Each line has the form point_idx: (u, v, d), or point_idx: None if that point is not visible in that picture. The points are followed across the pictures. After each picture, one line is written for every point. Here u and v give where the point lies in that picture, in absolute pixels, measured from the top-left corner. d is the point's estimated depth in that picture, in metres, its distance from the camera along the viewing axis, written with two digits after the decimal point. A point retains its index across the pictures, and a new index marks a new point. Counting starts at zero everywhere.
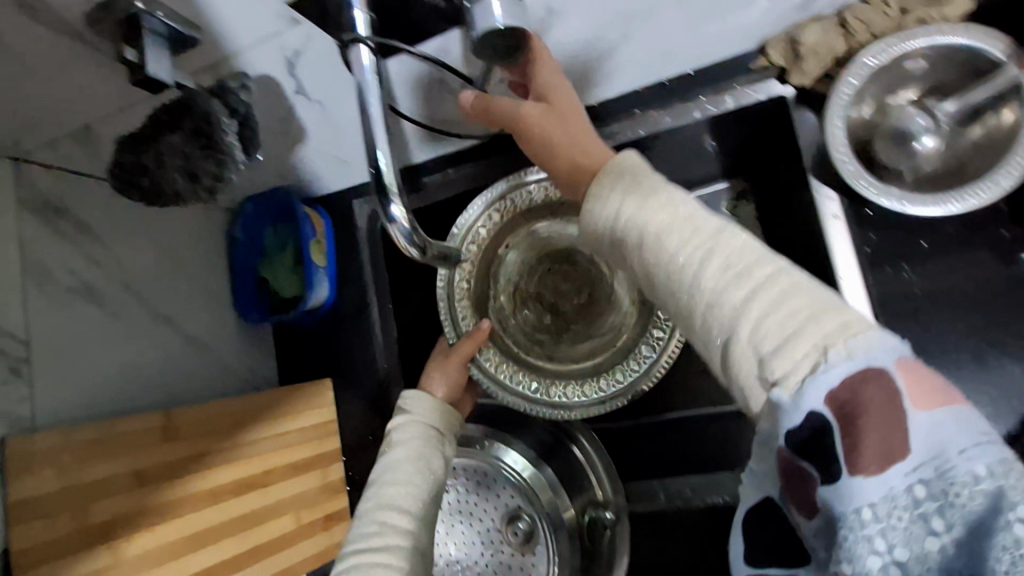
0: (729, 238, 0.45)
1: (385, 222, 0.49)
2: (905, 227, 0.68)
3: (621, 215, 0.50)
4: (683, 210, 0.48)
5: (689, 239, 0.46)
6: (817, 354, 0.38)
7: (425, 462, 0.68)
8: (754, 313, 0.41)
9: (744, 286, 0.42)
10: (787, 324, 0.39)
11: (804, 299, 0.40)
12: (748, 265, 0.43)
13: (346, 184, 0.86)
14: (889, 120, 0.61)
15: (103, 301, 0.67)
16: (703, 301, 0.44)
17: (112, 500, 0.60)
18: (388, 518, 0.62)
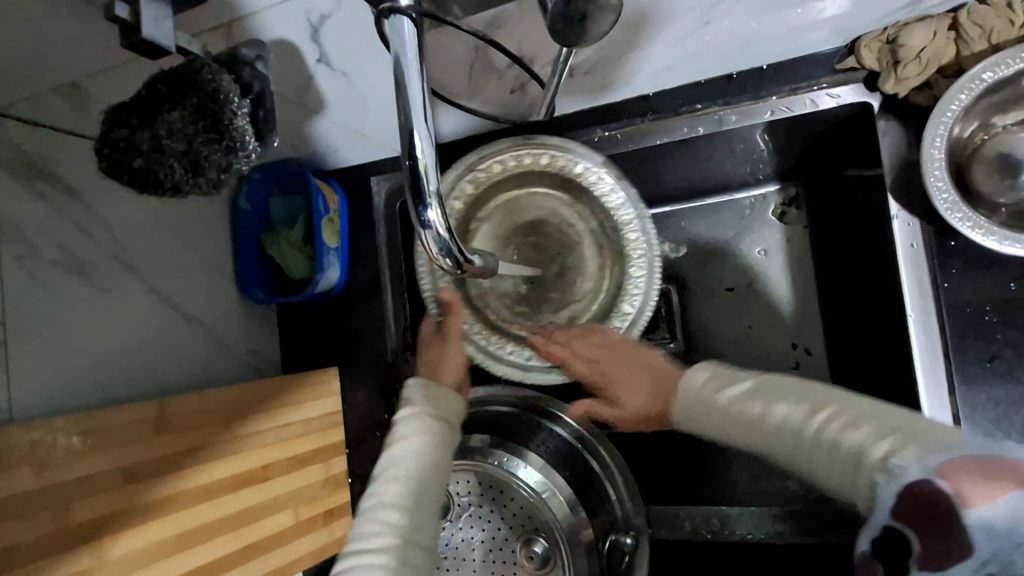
0: (781, 404, 0.51)
1: (417, 229, 0.42)
2: (994, 261, 0.60)
3: (707, 419, 0.57)
4: (753, 385, 0.55)
5: (756, 416, 0.52)
6: (876, 469, 0.42)
7: (432, 459, 0.62)
8: (825, 445, 0.46)
9: (806, 438, 0.48)
10: (854, 447, 0.44)
11: (861, 418, 0.46)
12: (815, 414, 0.48)
13: (363, 159, 0.79)
14: (994, 143, 0.56)
15: (92, 275, 0.60)
16: (798, 459, 0.49)
17: (96, 499, 0.54)
18: (389, 517, 0.56)
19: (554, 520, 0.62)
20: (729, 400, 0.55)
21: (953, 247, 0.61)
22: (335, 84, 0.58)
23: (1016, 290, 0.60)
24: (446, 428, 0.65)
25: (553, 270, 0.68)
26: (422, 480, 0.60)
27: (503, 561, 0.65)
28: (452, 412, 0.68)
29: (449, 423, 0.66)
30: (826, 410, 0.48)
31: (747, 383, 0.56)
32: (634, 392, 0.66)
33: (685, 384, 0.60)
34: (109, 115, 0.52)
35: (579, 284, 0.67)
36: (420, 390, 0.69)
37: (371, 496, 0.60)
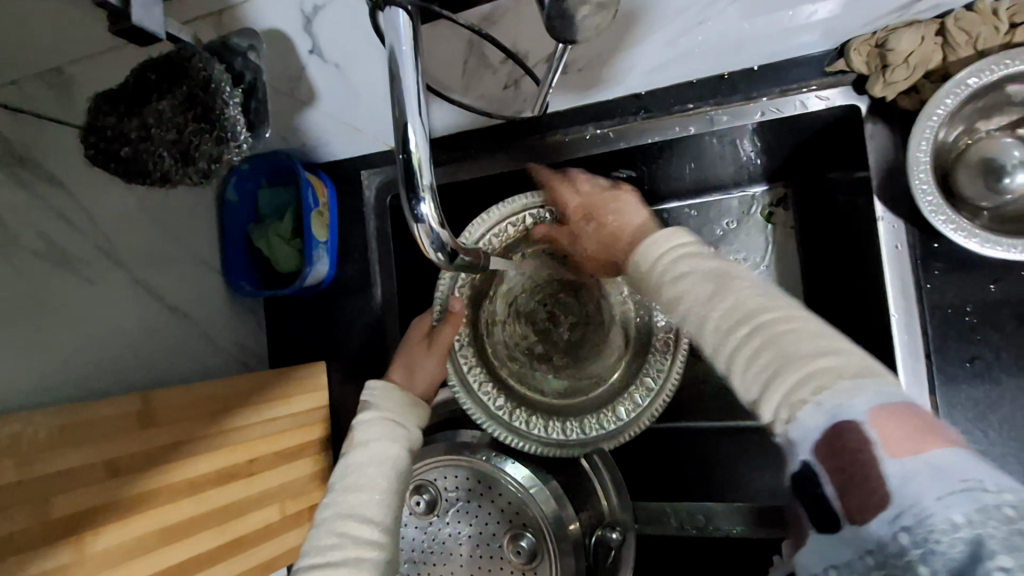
0: (733, 295, 0.43)
1: (410, 222, 0.42)
2: (977, 264, 0.61)
3: (651, 289, 0.50)
4: (697, 268, 0.47)
5: (695, 300, 0.45)
6: (790, 405, 0.37)
7: (396, 450, 0.59)
8: (750, 363, 0.40)
9: (748, 337, 0.41)
10: (766, 369, 0.39)
11: (805, 342, 0.39)
12: (743, 323, 0.41)
13: (353, 153, 0.79)
14: (977, 149, 0.56)
15: (74, 266, 0.59)
16: (712, 349, 0.43)
17: (78, 493, 0.54)
18: (350, 529, 0.53)
19: (541, 515, 0.63)
20: (669, 276, 0.48)
21: (937, 249, 0.62)
22: (328, 78, 0.57)
23: (996, 292, 0.61)
24: (404, 437, 0.61)
25: (559, 345, 0.72)
26: (382, 488, 0.56)
27: (490, 556, 0.64)
28: (417, 422, 0.64)
29: (405, 427, 0.62)
30: (771, 322, 0.41)
31: (696, 265, 0.47)
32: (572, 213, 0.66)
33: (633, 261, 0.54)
34: (97, 100, 0.51)
35: (590, 360, 0.70)
36: (383, 395, 0.64)
37: (326, 504, 0.56)
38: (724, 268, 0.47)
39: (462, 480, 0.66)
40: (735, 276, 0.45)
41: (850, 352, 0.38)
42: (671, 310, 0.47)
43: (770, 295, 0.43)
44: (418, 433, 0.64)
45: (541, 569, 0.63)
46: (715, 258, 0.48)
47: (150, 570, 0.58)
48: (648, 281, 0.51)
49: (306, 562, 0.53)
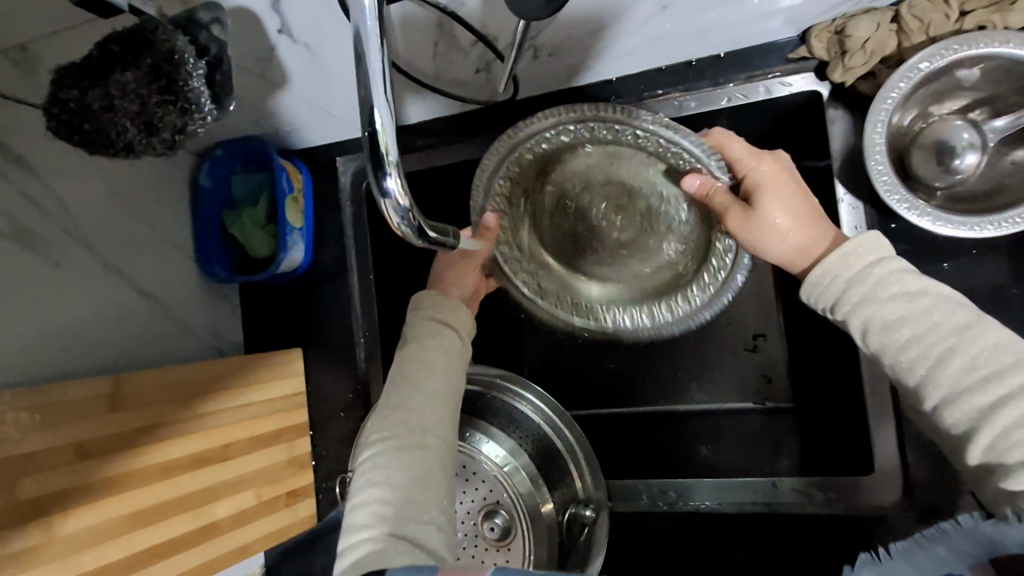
0: (979, 338, 0.45)
1: (377, 197, 0.42)
2: (932, 244, 0.64)
3: (867, 315, 0.49)
4: (922, 296, 0.48)
5: (929, 334, 0.47)
6: None
7: (453, 349, 0.61)
8: (994, 422, 0.43)
9: (989, 389, 0.44)
10: None
11: None
12: (1005, 372, 0.44)
13: (328, 139, 0.79)
14: (931, 132, 0.59)
15: (38, 246, 0.58)
16: (936, 387, 0.46)
17: (46, 475, 0.53)
18: (411, 411, 0.55)
19: (516, 494, 0.65)
20: (885, 290, 0.49)
21: (894, 229, 0.64)
22: (297, 57, 0.58)
23: (948, 271, 0.64)
24: (453, 337, 0.62)
25: (628, 232, 0.66)
26: (438, 377, 0.58)
27: (463, 535, 0.66)
28: (463, 324, 0.64)
29: (452, 326, 0.63)
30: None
31: (916, 289, 0.49)
32: (798, 226, 0.55)
33: (811, 283, 0.53)
34: (60, 72, 0.50)
35: (660, 244, 0.66)
36: (431, 297, 0.65)
37: (388, 390, 0.58)
38: (926, 299, 0.48)
39: None
40: (976, 324, 0.46)
41: None
42: (863, 340, 0.50)
43: (991, 343, 0.45)
44: (465, 335, 0.64)
45: (515, 546, 0.64)
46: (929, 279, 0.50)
47: (121, 553, 0.58)
48: (839, 295, 0.51)
49: (374, 434, 0.56)
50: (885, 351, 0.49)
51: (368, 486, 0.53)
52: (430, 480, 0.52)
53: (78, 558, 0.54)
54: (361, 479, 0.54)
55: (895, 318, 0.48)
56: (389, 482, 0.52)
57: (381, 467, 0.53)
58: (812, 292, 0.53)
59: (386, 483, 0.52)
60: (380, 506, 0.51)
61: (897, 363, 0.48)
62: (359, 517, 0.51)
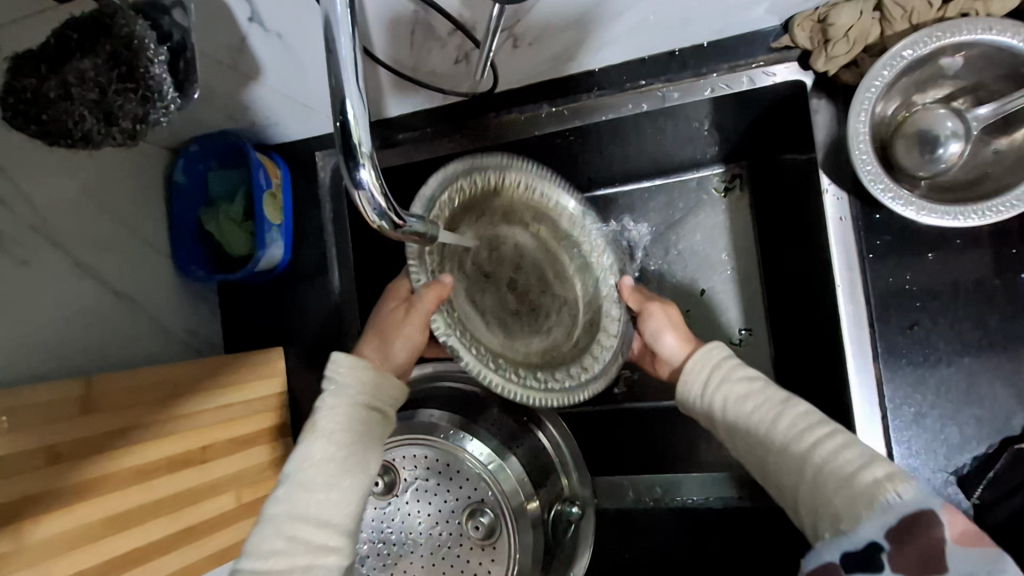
0: (800, 404, 0.51)
1: (351, 188, 0.41)
2: (914, 234, 0.64)
3: (720, 394, 0.55)
4: (758, 380, 0.55)
5: (762, 404, 0.52)
6: (872, 496, 0.42)
7: (363, 438, 0.58)
8: (811, 464, 0.46)
9: (808, 438, 0.47)
10: (845, 466, 0.44)
11: (846, 452, 0.45)
12: (818, 424, 0.48)
13: (306, 133, 0.77)
14: (914, 121, 0.58)
15: (6, 247, 0.56)
16: (772, 447, 0.49)
17: (16, 481, 0.51)
18: (302, 531, 0.52)
19: (500, 493, 0.63)
20: (726, 376, 0.56)
21: (878, 220, 0.64)
22: (269, 49, 0.57)
23: (931, 262, 0.63)
24: (370, 424, 0.59)
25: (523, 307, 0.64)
26: (338, 491, 0.54)
27: (448, 534, 0.64)
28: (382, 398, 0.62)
29: (376, 407, 0.61)
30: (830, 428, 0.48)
31: (754, 374, 0.56)
32: (682, 331, 0.64)
33: (684, 379, 0.59)
34: (14, 58, 0.46)
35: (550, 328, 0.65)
36: (352, 367, 0.61)
37: (278, 500, 0.54)
38: (757, 384, 0.54)
39: (420, 459, 0.66)
40: (793, 397, 0.52)
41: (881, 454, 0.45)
42: (717, 419, 0.55)
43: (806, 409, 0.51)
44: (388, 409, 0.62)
45: (500, 545, 0.63)
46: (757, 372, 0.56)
47: (96, 559, 0.56)
48: (692, 382, 0.58)
49: (251, 563, 0.52)
50: (734, 432, 0.53)
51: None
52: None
53: (51, 564, 0.53)
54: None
55: (736, 395, 0.54)
56: None
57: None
58: (687, 384, 0.58)
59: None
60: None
61: (745, 435, 0.52)
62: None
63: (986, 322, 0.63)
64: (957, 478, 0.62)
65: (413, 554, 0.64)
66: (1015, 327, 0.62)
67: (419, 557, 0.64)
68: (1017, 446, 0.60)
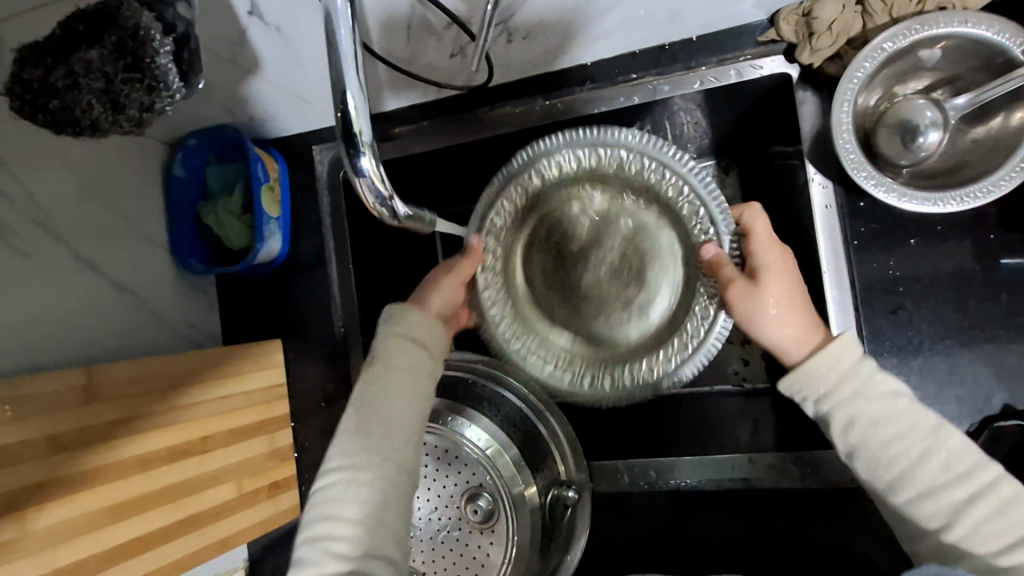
0: (951, 439, 0.52)
1: (352, 177, 0.42)
2: (897, 221, 0.66)
3: (858, 408, 0.54)
4: (901, 399, 0.54)
5: (910, 434, 0.53)
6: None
7: (420, 362, 0.60)
8: (970, 517, 0.50)
9: (963, 487, 0.51)
10: (1010, 529, 0.49)
11: (1012, 512, 0.49)
12: (972, 470, 0.51)
13: (303, 128, 0.78)
14: (895, 111, 0.60)
15: (8, 239, 0.57)
16: (912, 489, 0.52)
17: (19, 469, 0.52)
18: (373, 435, 0.55)
19: (498, 477, 0.65)
20: (856, 391, 0.54)
21: (862, 207, 0.66)
22: (268, 41, 0.58)
23: (914, 248, 0.66)
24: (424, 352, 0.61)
25: (607, 289, 0.70)
26: (404, 401, 0.57)
27: (448, 518, 0.66)
28: (437, 345, 0.63)
29: (427, 347, 0.62)
30: (989, 476, 0.51)
31: (893, 389, 0.54)
32: (789, 323, 0.58)
33: (801, 379, 0.56)
34: (20, 50, 0.48)
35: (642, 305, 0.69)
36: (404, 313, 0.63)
37: (351, 412, 0.57)
38: (902, 402, 0.54)
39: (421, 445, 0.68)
40: (943, 427, 0.53)
41: None
42: (841, 436, 0.54)
43: (955, 445, 0.52)
44: (438, 356, 0.63)
45: (497, 529, 0.64)
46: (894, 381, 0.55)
47: (100, 547, 0.57)
48: (823, 387, 0.55)
49: (332, 464, 0.54)
50: (869, 452, 0.53)
51: (320, 520, 0.52)
52: (392, 501, 0.53)
53: (56, 551, 0.54)
54: (316, 511, 0.53)
55: (878, 418, 0.53)
56: (346, 516, 0.51)
57: (343, 494, 0.52)
58: (797, 387, 0.57)
59: (353, 507, 0.51)
60: (332, 542, 0.50)
61: (876, 458, 0.53)
62: (309, 553, 0.51)
63: (966, 305, 0.65)
64: None
65: (414, 539, 0.66)
66: (993, 309, 0.64)
67: (417, 541, 0.66)
68: (996, 424, 0.62)
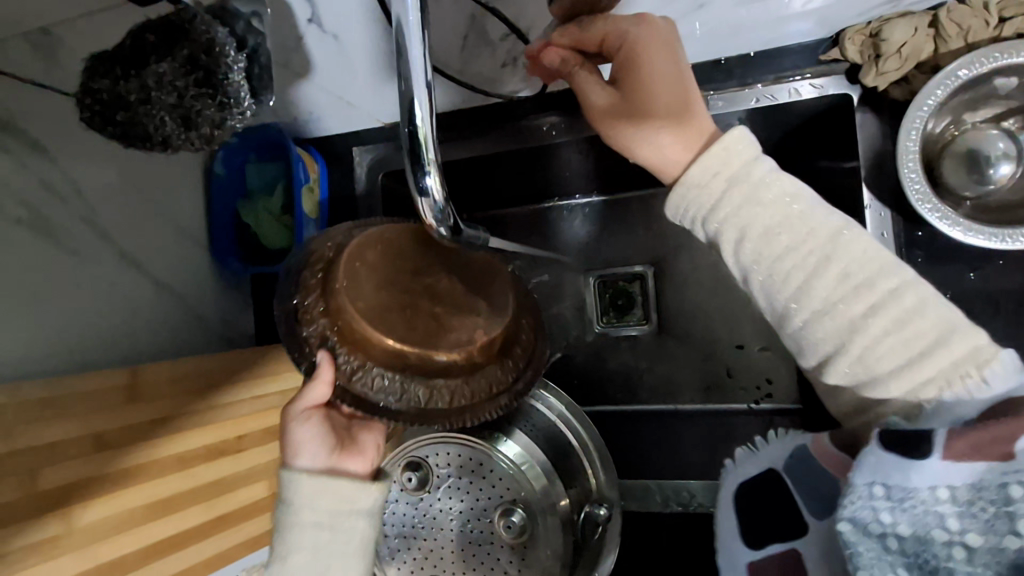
0: (848, 243, 0.47)
1: (415, 195, 0.42)
2: (955, 251, 0.64)
3: (747, 210, 0.49)
4: (795, 202, 0.49)
5: (804, 245, 0.48)
6: (956, 381, 0.43)
7: (330, 559, 0.54)
8: (868, 333, 0.45)
9: (862, 299, 0.45)
10: (910, 345, 0.44)
11: (911, 325, 0.44)
12: (875, 278, 0.46)
13: (342, 129, 0.77)
14: (964, 139, 0.58)
15: (56, 235, 0.58)
16: (810, 297, 0.47)
17: (65, 466, 0.53)
18: None
19: (531, 492, 0.65)
20: (747, 196, 0.49)
21: (920, 236, 0.64)
22: (323, 45, 0.66)
23: (972, 281, 0.64)
24: (341, 538, 0.54)
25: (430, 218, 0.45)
26: None
27: (480, 531, 0.66)
28: (362, 501, 0.56)
29: (347, 512, 0.55)
30: (897, 280, 0.45)
31: (795, 193, 0.50)
32: (673, 127, 0.53)
33: (698, 185, 0.51)
34: (91, 63, 0.51)
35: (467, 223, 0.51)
36: (302, 491, 0.54)
37: None
38: (800, 205, 0.49)
39: (456, 458, 0.67)
40: (849, 229, 0.48)
41: (946, 308, 0.44)
42: (737, 258, 0.50)
43: (873, 253, 0.47)
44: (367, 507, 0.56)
45: (529, 547, 0.65)
46: (790, 176, 0.50)
47: (138, 545, 0.58)
48: (714, 202, 0.50)
49: None
50: (774, 262, 0.48)
51: None
52: None
53: (98, 548, 0.54)
54: None
55: (770, 228, 0.48)
56: None
57: None
58: (685, 200, 0.52)
59: None
60: None
61: (770, 277, 0.49)
62: None
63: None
64: None
65: (444, 548, 0.67)
66: None
67: (452, 552, 0.67)
68: None
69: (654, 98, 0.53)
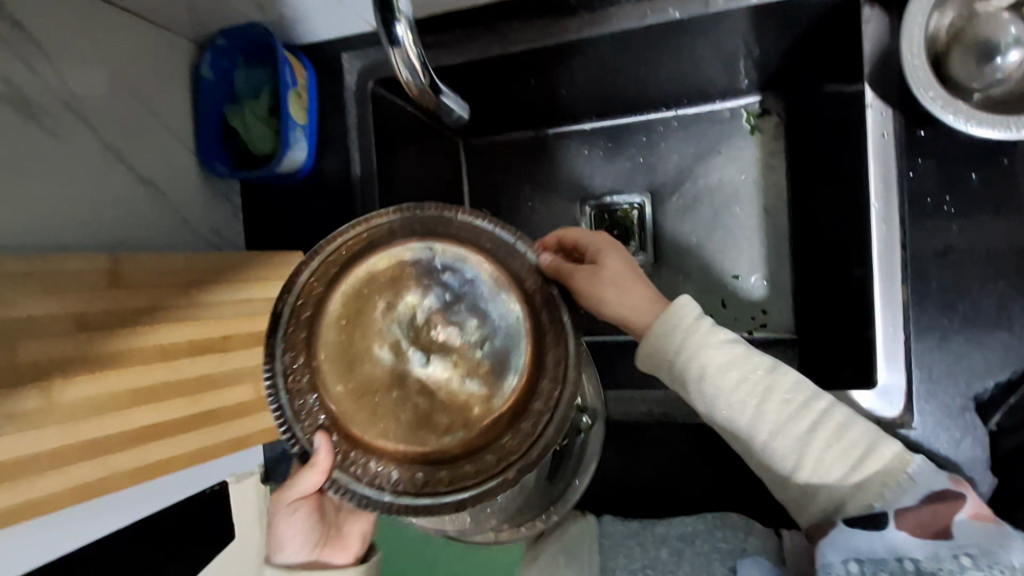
0: (784, 376, 0.58)
1: (385, 46, 0.42)
2: (961, 154, 0.63)
3: (709, 358, 0.58)
4: (737, 345, 0.59)
5: (752, 376, 0.58)
6: (902, 484, 0.54)
7: None
8: (812, 448, 0.56)
9: (804, 420, 0.57)
10: (852, 451, 0.56)
11: (850, 432, 0.56)
12: (809, 398, 0.57)
13: (333, 33, 0.74)
14: (974, 28, 0.55)
15: (38, 116, 0.57)
16: (765, 428, 0.57)
17: (44, 341, 0.53)
18: None
19: None
20: (703, 337, 0.59)
21: (923, 137, 0.63)
22: None
23: (976, 185, 0.63)
24: None
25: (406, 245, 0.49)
26: None
27: None
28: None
29: None
30: (827, 404, 0.57)
31: (732, 338, 0.60)
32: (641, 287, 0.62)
33: (660, 335, 0.60)
34: None
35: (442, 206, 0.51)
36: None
37: None
38: (739, 344, 0.60)
39: None
40: (782, 365, 0.59)
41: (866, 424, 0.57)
42: (701, 398, 0.59)
43: (805, 384, 0.58)
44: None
45: None
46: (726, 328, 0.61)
47: (120, 428, 0.59)
48: (685, 372, 0.59)
49: None
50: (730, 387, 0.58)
51: None
52: None
53: (82, 425, 0.55)
54: None
55: (726, 366, 0.58)
56: None
57: None
58: (652, 351, 0.61)
59: None
60: None
61: (732, 415, 0.58)
62: None
63: None
64: (975, 404, 0.63)
65: None
66: None
67: None
68: None
69: (612, 270, 0.61)
